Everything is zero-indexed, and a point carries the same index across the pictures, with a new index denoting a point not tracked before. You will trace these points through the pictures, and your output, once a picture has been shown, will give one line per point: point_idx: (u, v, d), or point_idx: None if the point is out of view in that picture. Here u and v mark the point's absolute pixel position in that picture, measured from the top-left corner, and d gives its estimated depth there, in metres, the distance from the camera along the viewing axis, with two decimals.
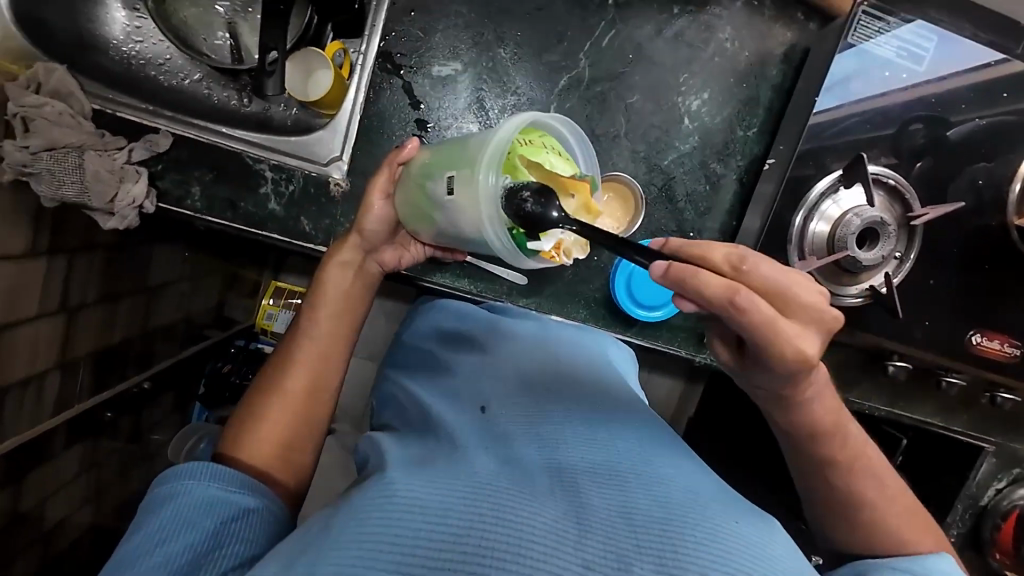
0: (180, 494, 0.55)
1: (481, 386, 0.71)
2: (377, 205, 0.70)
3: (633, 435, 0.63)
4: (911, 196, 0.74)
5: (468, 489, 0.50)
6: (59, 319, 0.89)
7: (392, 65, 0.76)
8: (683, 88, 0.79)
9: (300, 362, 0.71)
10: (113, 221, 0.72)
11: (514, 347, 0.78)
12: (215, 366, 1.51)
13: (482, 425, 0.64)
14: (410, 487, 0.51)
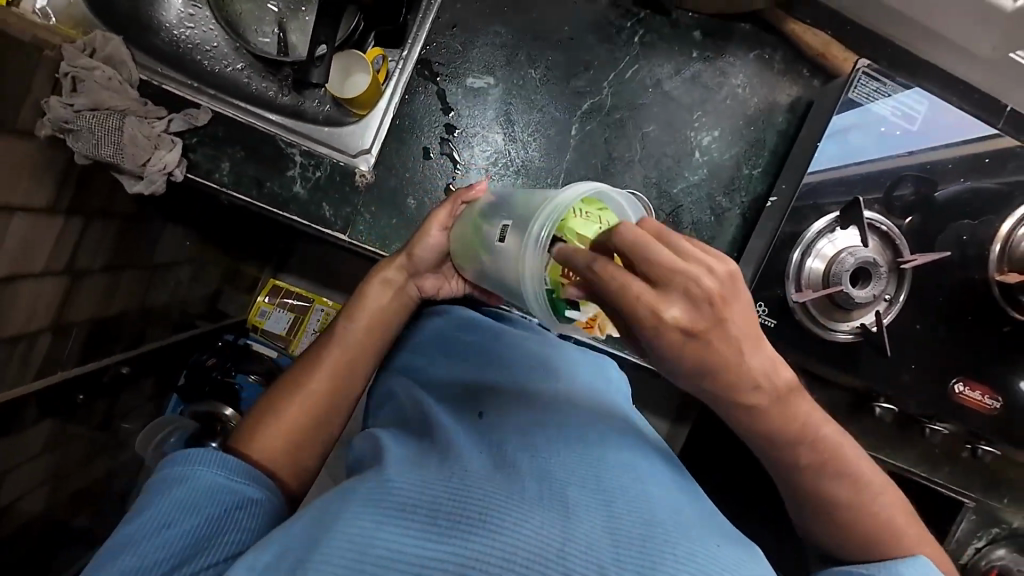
0: (189, 477, 0.54)
1: (481, 397, 0.70)
2: (434, 234, 0.75)
3: (629, 456, 0.61)
4: (901, 243, 0.78)
5: (463, 487, 0.49)
6: (63, 281, 0.89)
7: (430, 72, 0.80)
8: (696, 124, 0.85)
9: (325, 367, 0.73)
10: (142, 185, 0.74)
11: (520, 362, 0.77)
12: (200, 358, 1.50)
13: (480, 429, 0.63)
14: (405, 482, 0.50)
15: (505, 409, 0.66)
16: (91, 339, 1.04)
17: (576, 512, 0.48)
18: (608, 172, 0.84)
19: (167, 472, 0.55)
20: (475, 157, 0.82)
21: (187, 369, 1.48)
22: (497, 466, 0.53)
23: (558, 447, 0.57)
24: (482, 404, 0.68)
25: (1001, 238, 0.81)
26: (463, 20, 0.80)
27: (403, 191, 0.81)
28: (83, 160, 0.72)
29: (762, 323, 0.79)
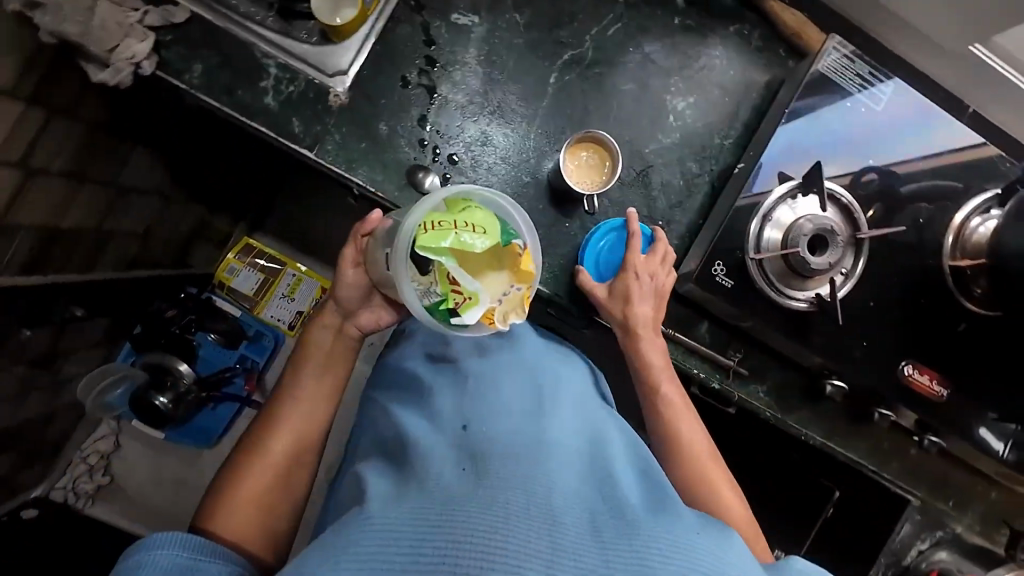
0: (151, 567, 0.54)
1: (462, 403, 0.69)
2: (349, 274, 0.77)
3: (607, 459, 0.63)
4: (860, 217, 0.79)
5: (443, 515, 0.48)
6: (15, 175, 0.86)
7: (416, 4, 0.81)
8: (672, 89, 0.86)
9: (282, 429, 0.75)
10: (107, 73, 0.72)
11: (493, 361, 0.75)
12: (159, 309, 1.49)
13: (460, 442, 0.62)
14: (388, 519, 0.50)
15: (484, 420, 0.65)
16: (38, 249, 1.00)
17: (558, 525, 0.49)
18: (583, 125, 0.85)
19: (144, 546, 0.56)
20: (452, 92, 0.82)
21: (143, 321, 1.47)
22: (476, 483, 0.53)
23: (536, 458, 0.57)
24: (458, 415, 0.67)
25: (953, 230, 0.83)
26: None
27: (376, 116, 0.80)
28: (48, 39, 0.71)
29: (718, 282, 0.80)
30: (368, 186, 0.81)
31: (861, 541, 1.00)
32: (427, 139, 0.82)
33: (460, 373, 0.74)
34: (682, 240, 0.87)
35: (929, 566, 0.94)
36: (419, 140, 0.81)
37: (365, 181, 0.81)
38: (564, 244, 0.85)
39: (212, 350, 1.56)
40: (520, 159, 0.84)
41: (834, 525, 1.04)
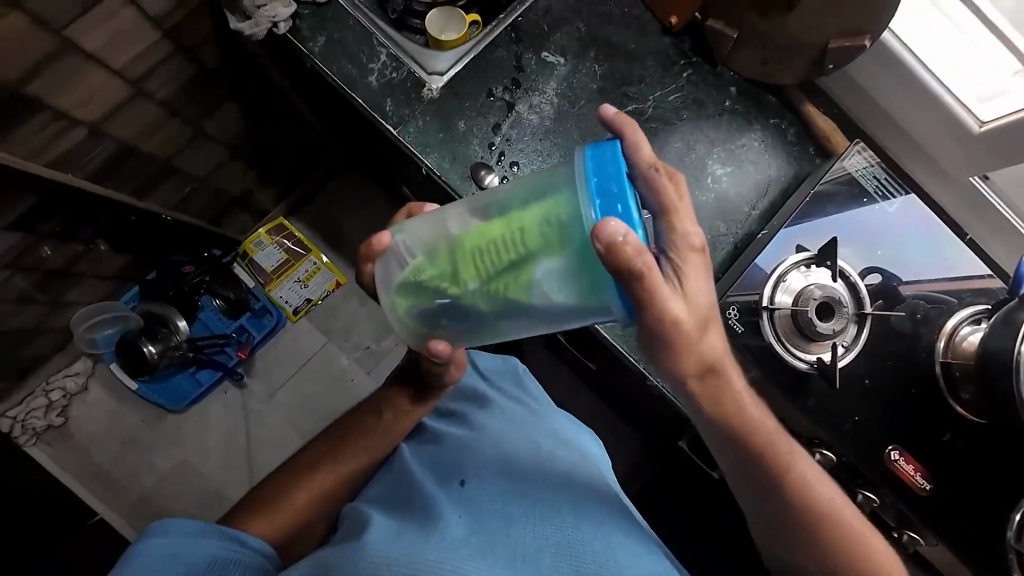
0: (164, 551, 0.62)
1: (462, 459, 0.75)
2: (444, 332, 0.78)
3: (601, 521, 0.69)
4: (865, 297, 0.88)
5: (438, 555, 0.59)
6: (126, 91, 0.97)
7: (515, 36, 0.95)
8: (714, 157, 0.98)
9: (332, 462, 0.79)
10: (247, 24, 0.85)
11: (498, 419, 0.81)
12: (177, 261, 1.48)
13: (457, 491, 0.71)
14: (388, 549, 0.60)
15: (485, 482, 0.72)
16: (112, 163, 1.08)
17: None
18: None
19: (135, 547, 0.62)
20: (528, 112, 0.93)
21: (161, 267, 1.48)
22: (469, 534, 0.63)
23: (524, 517, 0.66)
24: (461, 468, 0.74)
25: (945, 335, 0.90)
26: (555, 10, 0.97)
27: (458, 115, 0.91)
28: None
29: (728, 325, 0.86)
30: (435, 170, 0.90)
31: None
32: (496, 144, 0.92)
33: (463, 432, 0.80)
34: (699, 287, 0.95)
35: None
36: (489, 143, 0.92)
37: (433, 165, 0.90)
38: None
39: (211, 315, 1.54)
40: None
41: None
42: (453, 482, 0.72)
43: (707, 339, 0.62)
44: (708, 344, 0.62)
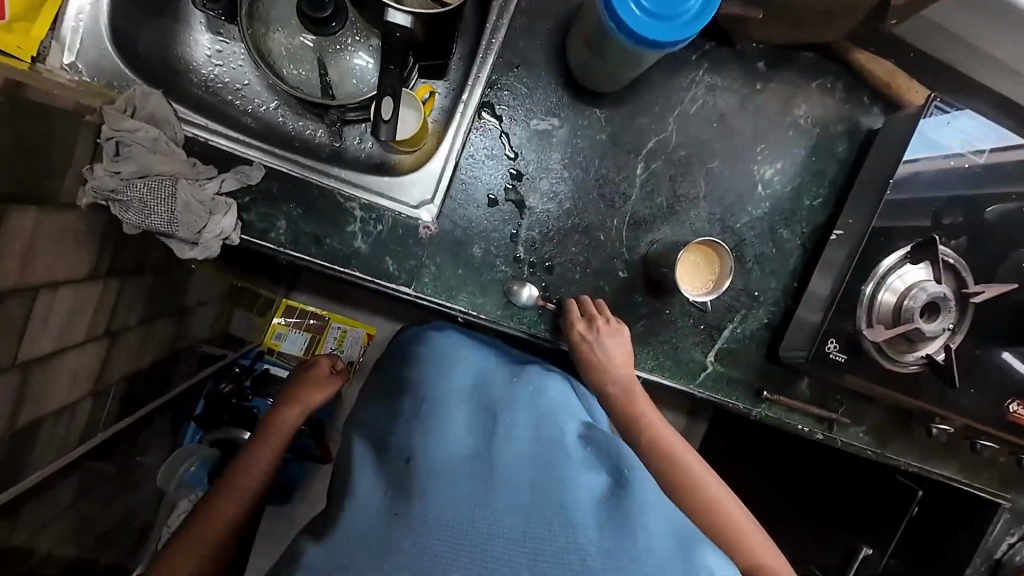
0: None
1: (424, 425, 0.63)
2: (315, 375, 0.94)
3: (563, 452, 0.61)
4: (966, 273, 0.81)
5: (463, 481, 0.55)
6: (102, 343, 0.85)
7: (493, 115, 0.76)
8: (759, 157, 0.84)
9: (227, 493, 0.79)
10: (195, 251, 0.69)
11: (463, 372, 0.73)
12: (216, 388, 1.44)
13: (473, 408, 0.67)
14: (453, 461, 0.57)
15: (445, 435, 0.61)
16: (124, 394, 0.99)
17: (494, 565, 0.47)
18: (674, 210, 0.82)
19: None
20: (541, 201, 0.79)
21: (203, 399, 1.42)
22: (464, 467, 0.56)
23: (520, 441, 0.61)
24: (480, 403, 0.67)
25: None
26: (525, 57, 0.76)
27: (469, 240, 0.78)
28: (131, 230, 0.67)
29: (831, 358, 0.80)
30: (470, 312, 0.79)
31: (956, 545, 1.06)
32: (522, 255, 0.80)
33: (484, 382, 0.72)
34: (776, 307, 0.88)
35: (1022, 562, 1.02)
36: (513, 257, 0.80)
37: (467, 307, 0.79)
38: (669, 331, 0.86)
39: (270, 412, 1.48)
40: (613, 254, 0.82)
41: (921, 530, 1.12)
42: (468, 408, 0.67)
43: (612, 356, 0.77)
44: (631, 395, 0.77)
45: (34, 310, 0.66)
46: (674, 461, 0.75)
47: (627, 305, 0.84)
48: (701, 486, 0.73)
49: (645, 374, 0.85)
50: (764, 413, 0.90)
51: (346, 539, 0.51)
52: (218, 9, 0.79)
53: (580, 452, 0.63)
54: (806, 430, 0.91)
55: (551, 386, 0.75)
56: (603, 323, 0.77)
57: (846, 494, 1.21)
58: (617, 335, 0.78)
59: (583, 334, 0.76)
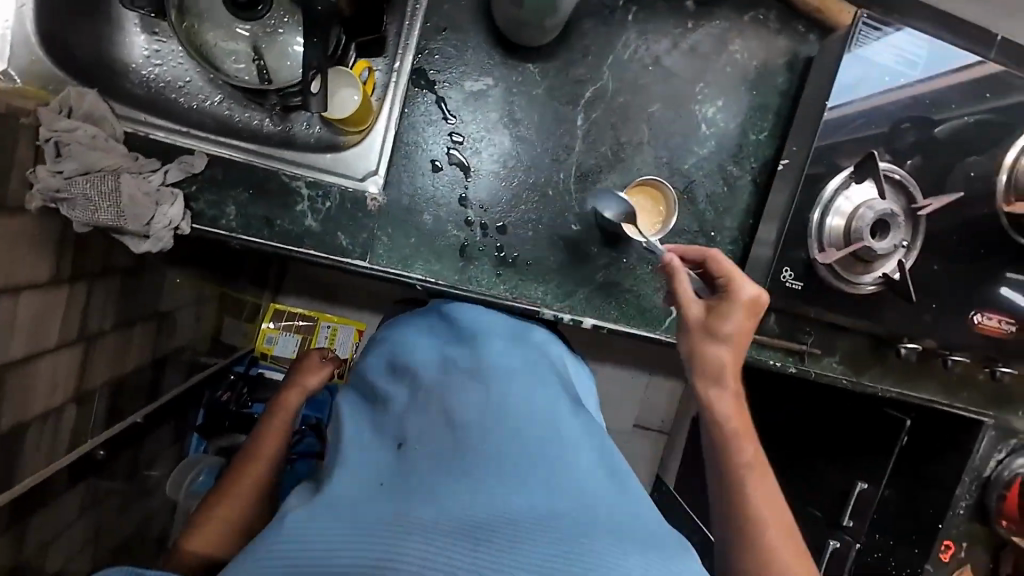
0: None
1: (410, 408, 0.60)
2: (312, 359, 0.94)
3: (551, 427, 0.57)
4: (914, 188, 0.83)
5: (459, 449, 0.52)
6: (78, 349, 0.87)
7: (426, 82, 0.78)
8: (699, 96, 0.84)
9: (251, 459, 0.76)
10: (148, 244, 0.71)
11: (454, 344, 0.69)
12: (214, 396, 1.45)
13: (461, 376, 0.62)
14: (432, 446, 0.54)
15: (428, 416, 0.58)
16: (113, 401, 1.01)
17: (465, 542, 0.43)
18: (619, 157, 0.83)
19: None
20: (484, 161, 0.81)
21: (203, 409, 1.43)
22: (457, 436, 0.54)
23: (510, 413, 0.57)
24: (475, 365, 0.63)
25: (1005, 168, 0.84)
26: (451, 20, 0.77)
27: (418, 207, 0.80)
28: (81, 230, 0.67)
29: (789, 287, 0.83)
30: (428, 279, 0.80)
31: (945, 468, 1.06)
32: (472, 217, 0.81)
33: (480, 340, 0.68)
34: (735, 245, 0.88)
35: (1011, 476, 1.01)
36: (464, 220, 0.81)
37: (424, 275, 0.80)
38: (629, 279, 0.86)
39: None
40: (563, 207, 0.83)
41: (912, 457, 1.11)
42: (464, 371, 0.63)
43: (729, 321, 0.72)
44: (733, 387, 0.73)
45: None
46: (730, 423, 0.71)
47: (583, 257, 0.84)
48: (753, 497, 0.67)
49: (610, 325, 0.85)
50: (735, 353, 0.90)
51: (335, 505, 0.49)
52: None
53: (576, 421, 0.60)
54: (778, 364, 0.90)
55: (545, 353, 0.72)
56: (739, 290, 0.73)
57: (829, 425, 1.24)
58: (751, 307, 0.73)
59: (727, 296, 0.73)
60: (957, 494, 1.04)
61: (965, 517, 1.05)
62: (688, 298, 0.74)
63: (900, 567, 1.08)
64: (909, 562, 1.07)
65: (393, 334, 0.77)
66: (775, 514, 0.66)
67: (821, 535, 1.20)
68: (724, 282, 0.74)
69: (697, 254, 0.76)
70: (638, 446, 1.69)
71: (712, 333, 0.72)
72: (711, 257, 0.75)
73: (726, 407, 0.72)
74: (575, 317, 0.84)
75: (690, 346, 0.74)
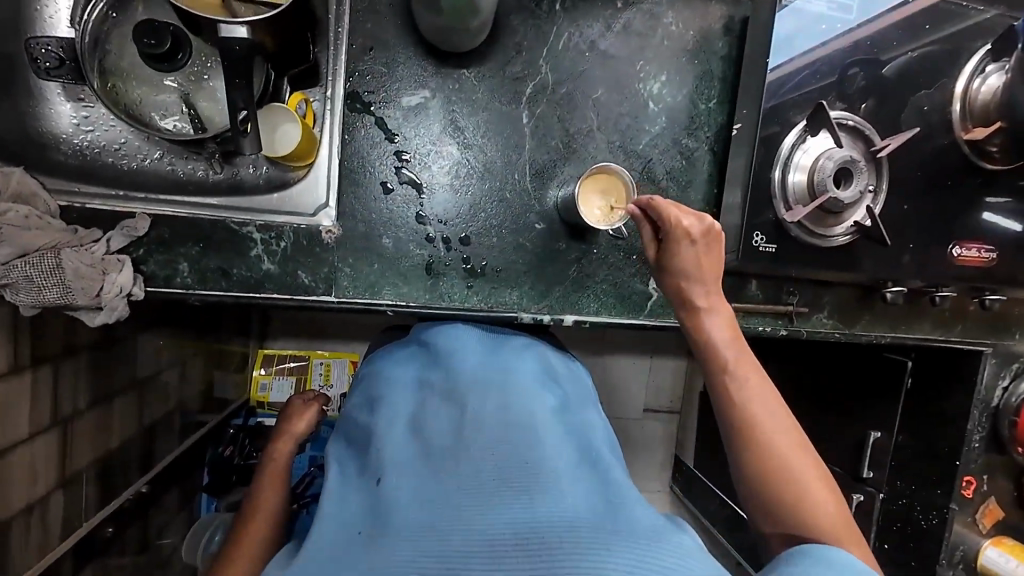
0: None
1: (389, 441, 0.58)
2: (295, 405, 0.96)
3: (530, 432, 0.55)
4: (870, 132, 0.82)
5: (435, 482, 0.50)
6: (53, 433, 0.84)
7: (362, 104, 0.76)
8: (642, 75, 0.83)
9: (261, 494, 0.75)
10: (103, 315, 0.69)
11: (430, 372, 0.67)
12: (216, 452, 1.40)
13: (436, 403, 0.61)
14: (412, 477, 0.52)
15: (406, 452, 0.56)
16: (103, 478, 0.98)
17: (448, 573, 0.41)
18: (571, 149, 0.82)
19: None
20: (435, 175, 0.79)
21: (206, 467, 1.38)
22: (434, 469, 0.52)
23: (485, 428, 0.55)
24: (451, 391, 0.62)
25: (958, 98, 0.84)
26: (377, 38, 0.76)
27: (376, 232, 0.78)
28: (30, 310, 0.67)
29: (762, 250, 0.82)
30: (398, 303, 0.77)
31: (952, 402, 1.02)
32: (433, 233, 0.79)
33: (455, 363, 0.67)
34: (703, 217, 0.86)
35: (1019, 402, 0.98)
36: (425, 237, 0.79)
37: (393, 299, 0.78)
38: (603, 269, 0.85)
39: None
40: (524, 208, 0.82)
41: (917, 397, 1.07)
42: (441, 401, 0.61)
43: (686, 260, 0.68)
44: (721, 325, 0.67)
45: None
46: (723, 351, 0.65)
47: (552, 254, 0.83)
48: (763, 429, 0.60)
49: (592, 318, 0.84)
50: None
51: (311, 561, 0.47)
52: (65, 75, 0.76)
53: (557, 424, 0.58)
54: (769, 330, 0.88)
55: (524, 360, 0.69)
56: (681, 228, 0.68)
57: (835, 381, 1.22)
58: (705, 240, 0.68)
59: (674, 239, 0.68)
60: (970, 428, 1.01)
61: (980, 450, 1.01)
62: (650, 243, 0.72)
63: (925, 510, 1.04)
64: (933, 504, 1.03)
65: (374, 367, 0.75)
66: (786, 434, 0.60)
67: (844, 491, 1.19)
68: (664, 224, 0.68)
69: (636, 202, 0.70)
70: (650, 431, 1.67)
71: (674, 276, 0.70)
72: (651, 203, 0.69)
73: (719, 333, 0.67)
74: (554, 316, 0.82)
75: (671, 288, 0.70)
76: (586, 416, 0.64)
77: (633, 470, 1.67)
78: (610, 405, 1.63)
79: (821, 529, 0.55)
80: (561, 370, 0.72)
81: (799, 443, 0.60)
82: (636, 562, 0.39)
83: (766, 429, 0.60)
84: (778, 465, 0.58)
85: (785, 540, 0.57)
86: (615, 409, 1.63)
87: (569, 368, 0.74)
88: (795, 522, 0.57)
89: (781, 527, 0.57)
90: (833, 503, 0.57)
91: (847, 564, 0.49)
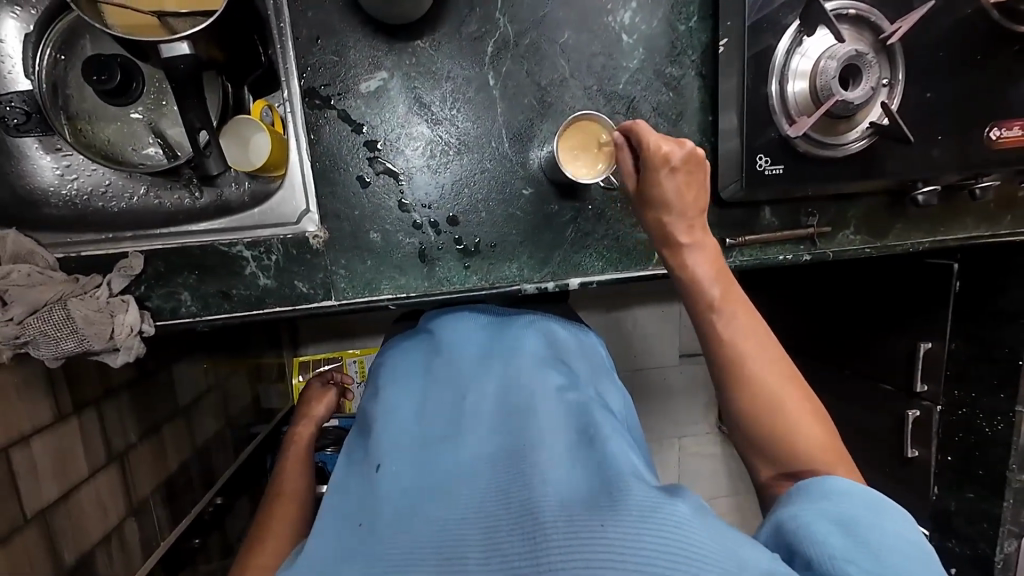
0: None
1: (395, 432, 0.60)
2: (314, 387, 1.02)
3: (532, 421, 0.55)
4: (877, 18, 0.72)
5: (431, 475, 0.52)
6: (112, 468, 0.90)
7: (321, 99, 0.73)
8: (609, 6, 0.76)
9: (287, 473, 0.80)
10: (122, 355, 0.72)
11: (433, 362, 0.68)
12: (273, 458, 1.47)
13: (441, 398, 0.62)
14: (416, 468, 0.54)
15: (408, 443, 0.58)
16: (170, 500, 1.05)
17: (443, 559, 0.42)
18: (546, 103, 0.77)
19: None
20: (410, 159, 0.76)
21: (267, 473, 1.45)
22: (436, 459, 0.54)
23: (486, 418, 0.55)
24: (454, 383, 0.63)
25: None
26: (325, 27, 0.72)
27: (363, 228, 0.76)
28: (56, 362, 0.70)
29: (769, 174, 0.75)
30: (398, 295, 0.77)
31: (1009, 298, 0.94)
32: (419, 219, 0.77)
33: (455, 354, 0.68)
34: (702, 149, 0.80)
35: None
36: (412, 225, 0.77)
37: (393, 292, 0.77)
38: (601, 224, 0.80)
39: None
40: (508, 175, 0.78)
41: (967, 300, 1.00)
42: (442, 394, 0.63)
43: (666, 188, 0.65)
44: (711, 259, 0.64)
45: (16, 468, 0.72)
46: (708, 288, 0.62)
47: (546, 218, 0.79)
48: (757, 375, 0.57)
49: (599, 277, 0.81)
50: (739, 259, 0.82)
51: (317, 546, 0.50)
52: (35, 129, 0.76)
53: (561, 407, 0.58)
54: (790, 258, 0.82)
55: (526, 339, 0.68)
56: (661, 155, 0.65)
57: (876, 297, 1.15)
58: (686, 166, 0.65)
59: (651, 165, 0.65)
60: None
61: None
62: (630, 174, 0.69)
63: (988, 417, 0.98)
64: (997, 409, 0.97)
65: (383, 357, 0.77)
66: (775, 367, 0.57)
67: (898, 408, 1.13)
68: (644, 152, 0.66)
69: (619, 131, 0.69)
70: (689, 375, 1.63)
71: (653, 206, 0.66)
72: (635, 127, 0.67)
73: (704, 268, 0.63)
74: (558, 283, 0.80)
75: (650, 220, 0.67)
76: (592, 392, 0.63)
77: (676, 417, 1.64)
78: (642, 356, 1.59)
79: (809, 457, 0.53)
80: (568, 343, 0.70)
81: (787, 371, 0.58)
82: (626, 544, 0.38)
83: (755, 361, 0.57)
84: (766, 397, 0.55)
85: (774, 472, 0.55)
86: (647, 359, 1.59)
87: (576, 342, 0.71)
88: (784, 452, 0.54)
89: (771, 459, 0.55)
90: (823, 439, 0.54)
91: (862, 501, 0.47)
